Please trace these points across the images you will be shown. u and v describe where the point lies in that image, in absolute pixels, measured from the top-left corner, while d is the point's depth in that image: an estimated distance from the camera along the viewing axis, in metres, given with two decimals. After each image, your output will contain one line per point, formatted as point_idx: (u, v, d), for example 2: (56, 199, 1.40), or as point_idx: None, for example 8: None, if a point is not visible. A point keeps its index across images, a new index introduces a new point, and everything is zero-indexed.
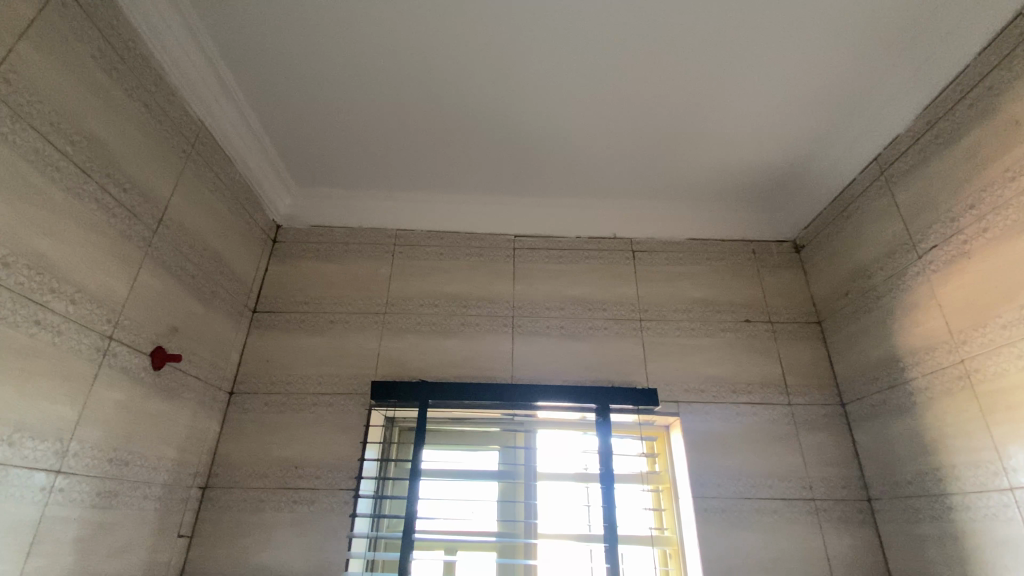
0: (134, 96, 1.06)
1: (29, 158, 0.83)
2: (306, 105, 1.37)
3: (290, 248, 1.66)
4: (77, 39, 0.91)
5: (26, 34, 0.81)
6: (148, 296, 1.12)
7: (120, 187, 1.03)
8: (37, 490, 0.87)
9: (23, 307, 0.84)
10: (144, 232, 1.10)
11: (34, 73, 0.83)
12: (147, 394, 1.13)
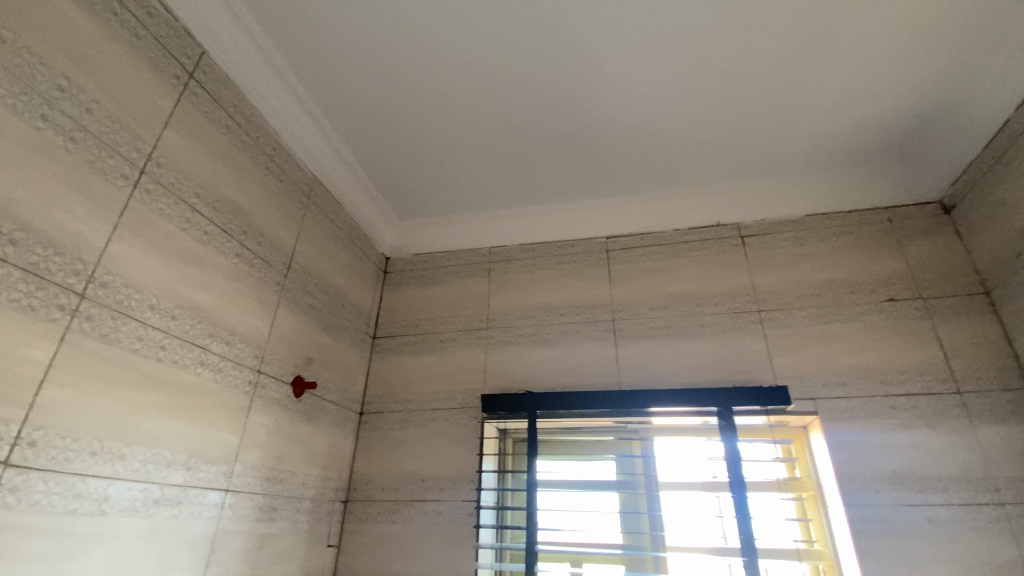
0: (258, 161, 1.23)
1: (182, 226, 0.99)
2: (394, 145, 1.47)
3: (399, 276, 1.79)
4: (209, 121, 1.08)
5: (169, 125, 0.98)
6: (285, 332, 1.28)
7: (255, 241, 1.19)
8: (212, 506, 1.02)
9: (190, 351, 1.00)
10: (277, 277, 1.26)
11: (179, 156, 0.99)
12: (292, 419, 1.28)
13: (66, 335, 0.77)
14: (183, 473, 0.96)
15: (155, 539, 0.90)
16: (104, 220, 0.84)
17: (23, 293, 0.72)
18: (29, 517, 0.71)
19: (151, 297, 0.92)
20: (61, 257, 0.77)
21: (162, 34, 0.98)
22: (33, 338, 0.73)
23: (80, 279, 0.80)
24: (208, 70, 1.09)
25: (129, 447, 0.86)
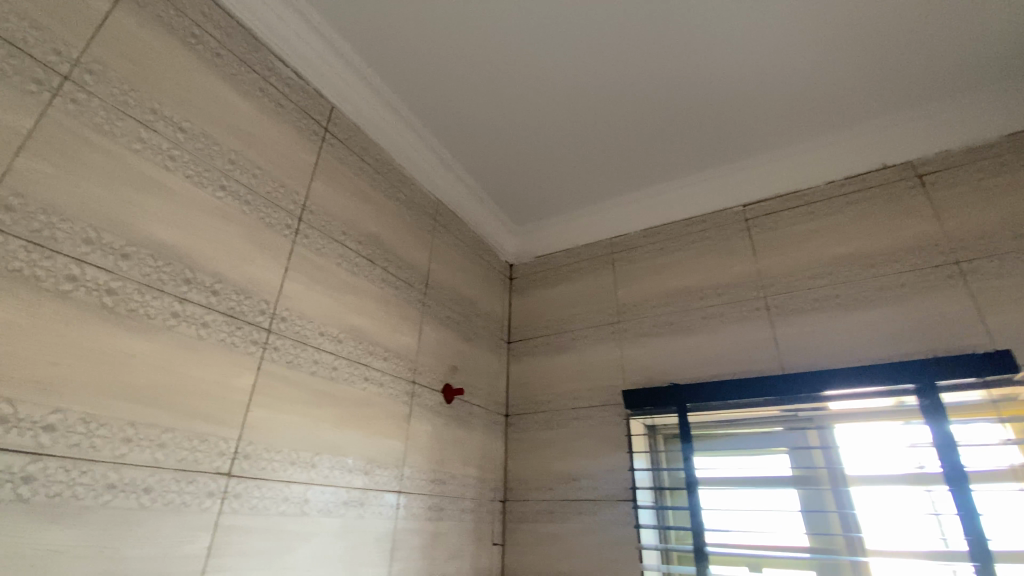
0: (388, 193, 1.34)
1: (336, 261, 1.13)
2: (506, 154, 1.51)
3: (525, 280, 1.82)
4: (345, 165, 1.21)
5: (315, 176, 1.12)
6: (430, 345, 1.37)
7: (395, 265, 1.31)
8: (388, 507, 1.13)
9: (355, 369, 1.12)
10: (417, 295, 1.36)
11: (325, 200, 1.13)
12: (446, 425, 1.37)
13: (261, 364, 0.92)
14: (362, 478, 1.08)
15: (347, 537, 1.02)
16: (277, 264, 0.99)
17: (227, 332, 0.87)
18: (252, 518, 0.86)
19: (320, 326, 1.06)
20: (250, 300, 0.92)
21: (299, 98, 1.12)
22: (238, 369, 0.88)
23: (265, 316, 0.94)
24: (339, 121, 1.22)
25: (318, 457, 1.00)
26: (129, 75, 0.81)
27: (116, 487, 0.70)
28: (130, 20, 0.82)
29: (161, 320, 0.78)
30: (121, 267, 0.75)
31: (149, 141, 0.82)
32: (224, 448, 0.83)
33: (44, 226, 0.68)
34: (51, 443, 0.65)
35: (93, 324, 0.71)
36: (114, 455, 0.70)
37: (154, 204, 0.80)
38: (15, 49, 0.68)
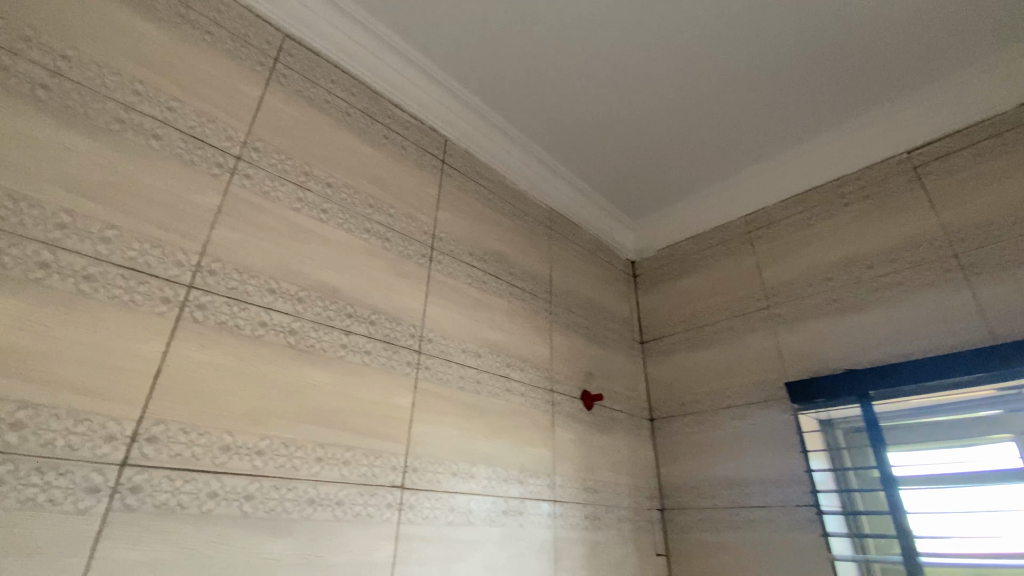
0: (505, 209, 1.38)
1: (468, 280, 1.19)
2: (616, 151, 1.47)
3: (651, 276, 1.75)
4: (463, 190, 1.28)
5: (439, 205, 1.20)
6: (563, 353, 1.38)
7: (520, 278, 1.34)
8: (546, 515, 1.14)
9: (497, 382, 1.16)
10: (544, 305, 1.38)
11: (450, 226, 1.20)
12: (590, 432, 1.35)
13: (417, 384, 1.00)
14: (518, 487, 1.11)
15: (512, 545, 1.05)
16: (418, 291, 1.07)
17: (386, 357, 0.96)
18: (427, 527, 0.92)
19: (461, 344, 1.11)
20: (400, 326, 1.01)
21: (416, 136, 1.21)
22: (399, 389, 0.96)
23: (415, 339, 1.02)
24: (453, 150, 1.30)
25: (476, 467, 1.04)
26: (283, 146, 0.94)
27: (315, 502, 0.80)
28: (278, 99, 0.96)
29: (332, 351, 0.89)
30: (297, 309, 0.86)
31: (304, 198, 0.94)
32: (395, 462, 0.91)
33: (238, 283, 0.81)
34: (263, 466, 0.76)
35: (283, 360, 0.82)
36: (310, 474, 0.80)
37: (315, 252, 0.92)
38: (202, 143, 0.83)
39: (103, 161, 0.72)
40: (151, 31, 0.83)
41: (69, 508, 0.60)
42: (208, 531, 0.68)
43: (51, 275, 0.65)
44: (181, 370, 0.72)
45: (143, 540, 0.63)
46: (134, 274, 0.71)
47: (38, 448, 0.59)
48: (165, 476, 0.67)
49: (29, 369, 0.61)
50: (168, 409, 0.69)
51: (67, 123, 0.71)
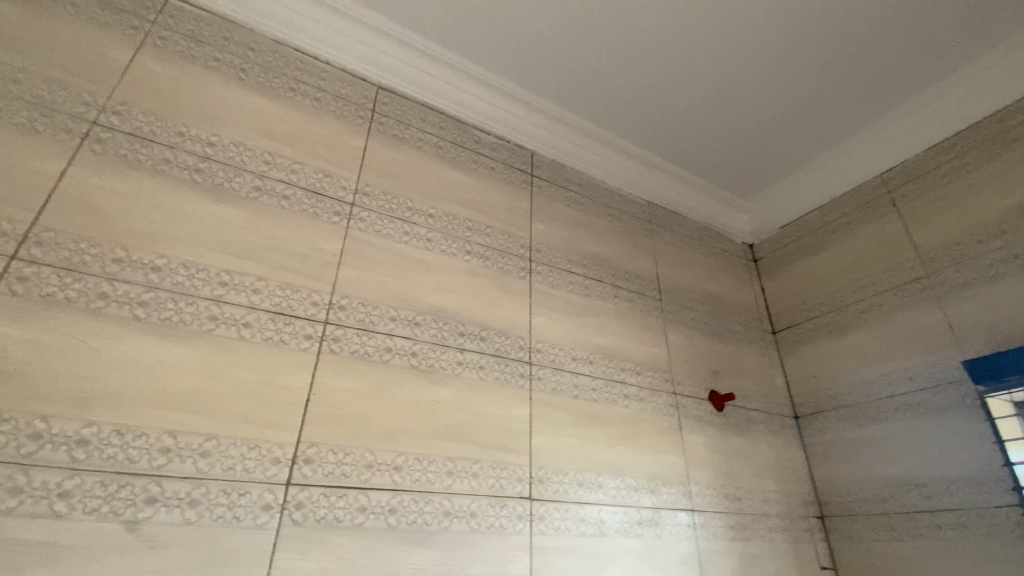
0: (601, 212, 1.36)
1: (571, 288, 1.19)
2: (714, 130, 1.38)
3: (774, 260, 1.59)
4: (556, 200, 1.29)
5: (535, 218, 1.22)
6: (683, 352, 1.30)
7: (626, 279, 1.30)
8: (685, 526, 1.08)
9: (614, 388, 1.13)
10: (655, 304, 1.32)
11: (547, 236, 1.21)
12: (724, 434, 1.25)
13: (533, 394, 1.01)
14: (650, 496, 1.06)
15: (651, 558, 1.00)
16: (523, 304, 1.09)
17: (500, 370, 0.99)
18: (560, 539, 0.92)
19: (572, 352, 1.11)
20: (510, 339, 1.03)
21: (505, 154, 1.25)
22: (516, 402, 0.98)
23: (525, 351, 1.04)
24: (542, 162, 1.32)
25: (603, 477, 1.02)
26: (387, 186, 1.03)
27: (451, 514, 0.84)
28: (379, 145, 1.06)
29: (450, 369, 0.94)
30: (415, 333, 0.93)
31: (411, 230, 1.01)
32: (520, 474, 0.93)
33: (364, 315, 0.89)
34: (402, 480, 0.82)
35: (408, 382, 0.88)
36: (444, 487, 0.85)
37: (425, 278, 0.98)
38: (321, 196, 0.94)
39: (247, 224, 0.85)
40: (272, 107, 0.96)
41: (250, 523, 0.69)
42: (362, 543, 0.75)
43: (219, 326, 0.77)
44: (325, 398, 0.81)
45: (309, 551, 0.71)
46: (280, 317, 0.82)
47: (223, 472, 0.70)
48: (322, 493, 0.75)
49: (210, 405, 0.72)
50: (318, 433, 0.78)
51: (218, 196, 0.84)
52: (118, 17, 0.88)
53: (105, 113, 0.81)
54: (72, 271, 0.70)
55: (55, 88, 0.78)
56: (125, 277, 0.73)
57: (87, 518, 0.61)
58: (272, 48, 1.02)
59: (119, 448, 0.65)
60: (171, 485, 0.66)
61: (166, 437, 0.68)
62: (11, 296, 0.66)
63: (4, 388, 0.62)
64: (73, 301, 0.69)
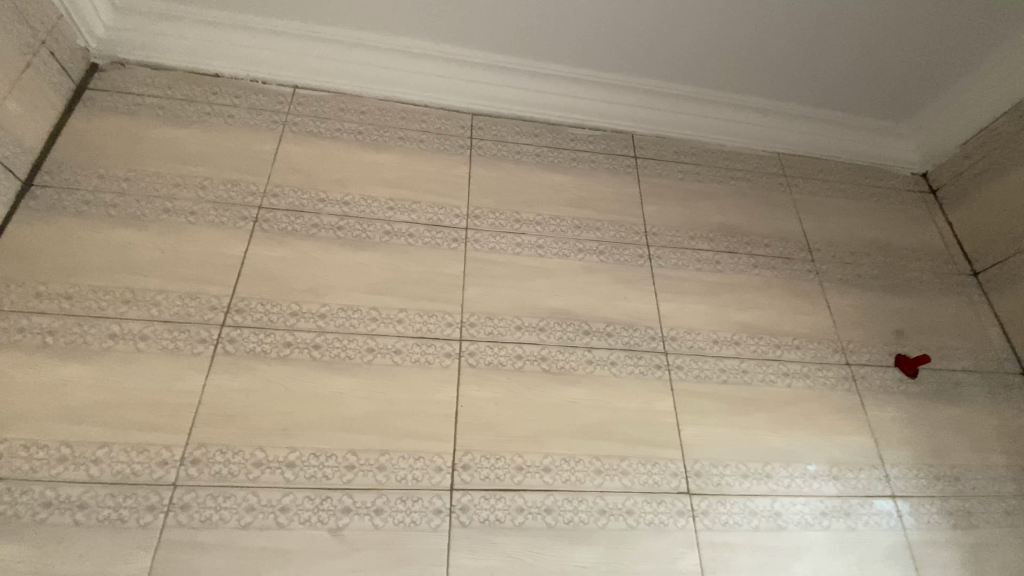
0: (722, 178, 1.25)
1: (699, 267, 1.11)
2: (847, 55, 1.18)
3: (960, 186, 1.29)
4: (668, 178, 1.22)
5: (648, 202, 1.17)
6: (850, 315, 1.13)
7: (764, 245, 1.18)
8: (886, 514, 0.93)
9: (769, 367, 1.03)
10: (805, 266, 1.17)
11: (663, 218, 1.15)
12: (924, 404, 1.05)
13: (674, 385, 0.97)
14: (834, 483, 0.94)
15: (847, 552, 0.88)
16: (648, 293, 1.05)
17: (634, 364, 0.97)
18: (730, 534, 0.86)
19: (712, 334, 1.03)
20: (639, 331, 1.01)
21: (604, 145, 1.23)
22: (657, 394, 0.95)
23: (658, 341, 1.00)
24: (645, 142, 1.26)
25: (771, 466, 0.93)
26: (494, 204, 1.08)
27: (607, 511, 0.84)
28: (482, 167, 1.12)
29: (583, 369, 0.94)
30: (543, 337, 0.96)
31: (523, 241, 1.05)
32: (675, 468, 0.89)
33: (492, 328, 0.95)
34: (553, 481, 0.84)
35: (543, 386, 0.91)
36: (595, 485, 0.85)
37: (544, 284, 1.01)
38: (439, 227, 1.03)
39: (383, 264, 0.97)
40: (386, 158, 1.08)
41: (426, 526, 0.78)
42: (525, 542, 0.79)
43: (375, 355, 0.88)
44: (471, 408, 0.87)
45: (480, 550, 0.77)
46: (422, 340, 0.91)
47: (398, 482, 0.80)
48: (482, 496, 0.81)
49: (379, 425, 0.83)
50: (470, 441, 0.85)
51: (357, 245, 0.97)
52: (263, 117, 1.07)
53: (266, 197, 0.99)
54: (264, 328, 0.87)
55: (231, 186, 0.98)
56: (300, 327, 0.88)
57: (303, 527, 0.75)
58: (378, 105, 1.14)
59: (317, 468, 0.78)
60: (359, 496, 0.78)
61: (350, 455, 0.80)
62: (227, 355, 0.84)
63: (232, 427, 0.79)
64: (268, 352, 0.85)
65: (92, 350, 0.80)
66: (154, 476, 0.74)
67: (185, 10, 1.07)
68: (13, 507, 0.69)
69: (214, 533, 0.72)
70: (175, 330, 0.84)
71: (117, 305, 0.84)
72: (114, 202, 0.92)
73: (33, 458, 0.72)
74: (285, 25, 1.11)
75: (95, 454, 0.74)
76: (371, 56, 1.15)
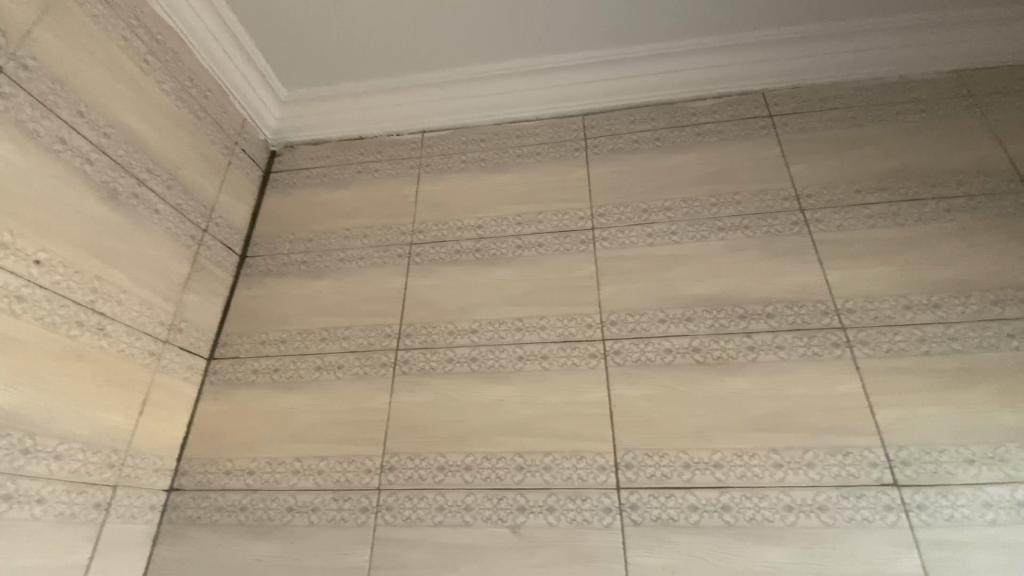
0: (884, 116, 1.08)
1: (870, 224, 0.96)
2: None
3: None
4: (813, 131, 1.09)
5: (792, 162, 1.05)
6: None
7: (955, 184, 0.98)
8: None
9: (987, 328, 0.84)
10: (1020, 198, 0.95)
11: (814, 177, 1.03)
12: None
13: (858, 363, 0.85)
14: None
15: None
16: (809, 263, 0.94)
17: (804, 345, 0.87)
18: (962, 532, 0.72)
19: (899, 299, 0.89)
20: (804, 307, 0.91)
21: (731, 112, 1.14)
22: (838, 375, 0.84)
23: (830, 315, 0.89)
24: (780, 99, 1.14)
25: (1008, 448, 0.76)
26: (619, 199, 1.07)
27: (794, 508, 0.77)
28: (601, 165, 1.12)
29: (743, 356, 0.88)
30: (692, 328, 0.91)
31: (654, 231, 1.02)
32: (873, 456, 0.78)
33: (635, 323, 0.94)
34: (726, 477, 0.80)
35: (699, 377, 0.87)
36: (776, 480, 0.79)
37: (685, 271, 0.97)
38: (567, 232, 1.05)
39: (520, 277, 1.02)
40: (509, 177, 1.14)
41: (598, 524, 0.79)
42: (704, 540, 0.76)
43: (525, 362, 0.93)
44: (626, 406, 0.87)
45: (656, 548, 0.76)
46: (567, 344, 0.94)
47: (565, 482, 0.83)
48: (651, 494, 0.80)
49: (539, 428, 0.87)
50: (630, 439, 0.84)
51: (495, 263, 1.04)
52: (401, 164, 1.21)
53: (414, 234, 1.11)
54: (429, 348, 0.98)
55: (385, 230, 1.13)
56: (458, 343, 0.97)
57: (486, 524, 0.81)
58: (495, 129, 1.22)
59: (490, 470, 0.85)
60: (531, 496, 0.82)
61: (518, 457, 0.86)
62: (403, 374, 0.96)
63: (416, 437, 0.90)
64: (435, 369, 0.96)
65: (304, 382, 0.98)
66: (362, 482, 0.87)
67: (329, 89, 1.26)
68: (268, 511, 0.88)
69: (414, 531, 0.83)
70: (361, 358, 0.99)
71: (316, 343, 1.02)
72: (303, 260, 1.12)
73: (277, 472, 0.91)
74: (407, 79, 1.24)
75: (318, 466, 0.90)
76: (483, 86, 1.23)
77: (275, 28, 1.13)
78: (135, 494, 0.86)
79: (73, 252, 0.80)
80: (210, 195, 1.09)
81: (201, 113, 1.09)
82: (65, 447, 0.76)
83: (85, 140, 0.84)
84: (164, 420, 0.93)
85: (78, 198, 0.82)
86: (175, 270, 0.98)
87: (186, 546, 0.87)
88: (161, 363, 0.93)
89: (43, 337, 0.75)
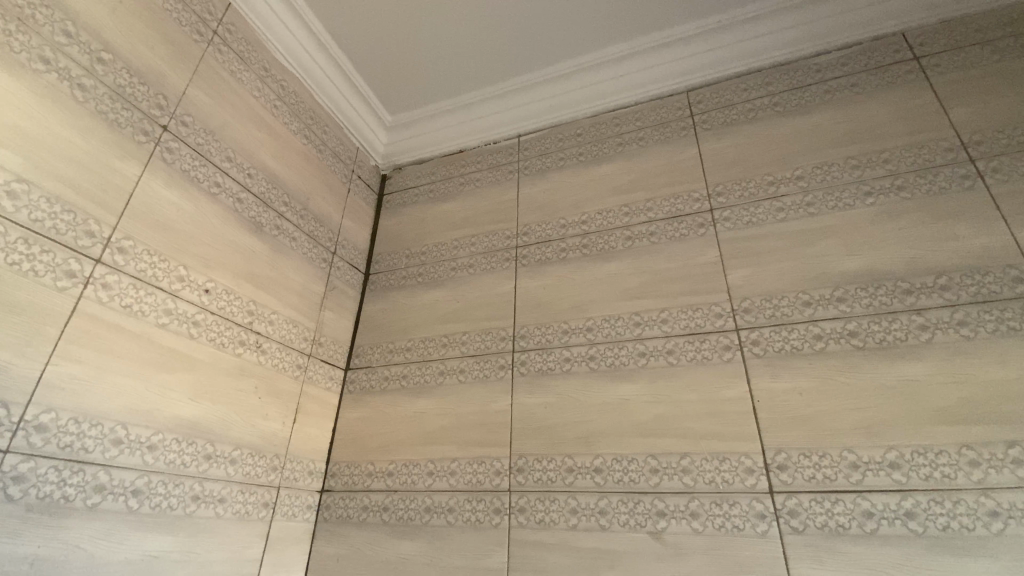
0: None
1: None
2: None
3: None
4: (975, 67, 0.92)
5: (951, 107, 0.89)
6: None
7: None
8: None
9: None
10: None
11: (983, 120, 0.86)
12: None
13: None
14: None
15: None
16: (991, 221, 0.79)
17: (996, 320, 0.73)
18: None
19: None
20: (989, 273, 0.76)
21: (865, 61, 1.00)
22: None
23: None
24: (926, 37, 0.98)
25: None
26: (738, 175, 0.98)
27: (1001, 514, 0.64)
28: (713, 142, 1.04)
29: (914, 338, 0.75)
30: (845, 309, 0.80)
31: (785, 205, 0.92)
32: None
33: (773, 309, 0.85)
34: (907, 479, 0.68)
35: (860, 365, 0.76)
36: (974, 481, 0.66)
37: (828, 247, 0.86)
38: (682, 217, 0.99)
39: (634, 269, 0.97)
40: (613, 168, 1.10)
41: (752, 532, 0.72)
42: (885, 552, 0.66)
43: (649, 358, 0.88)
44: (771, 401, 0.79)
45: (826, 560, 0.67)
46: (694, 336, 0.87)
47: (708, 485, 0.76)
48: (812, 498, 0.71)
49: (672, 427, 0.82)
50: (779, 437, 0.76)
51: (606, 257, 1.01)
52: (501, 170, 1.23)
53: (519, 237, 1.12)
54: (546, 349, 0.97)
55: (492, 235, 1.14)
56: (574, 342, 0.95)
57: (624, 529, 0.78)
58: (592, 122, 1.19)
59: (623, 472, 0.82)
60: (671, 499, 0.77)
61: (651, 459, 0.81)
62: (523, 376, 0.96)
63: (542, 438, 0.89)
64: (553, 369, 0.94)
65: (429, 387, 1.02)
66: (494, 484, 0.88)
67: (430, 108, 1.33)
68: (408, 511, 0.92)
69: (550, 533, 0.82)
70: (480, 362, 1.00)
71: (437, 350, 1.05)
72: (418, 272, 1.17)
73: (413, 473, 0.95)
74: (502, 87, 1.26)
75: (450, 467, 0.93)
76: (577, 81, 1.21)
77: (379, 59, 1.21)
78: (295, 494, 0.95)
79: (233, 280, 0.91)
80: (335, 221, 1.18)
81: (323, 148, 1.20)
82: (238, 452, 0.86)
83: (235, 181, 0.95)
84: (313, 426, 1.02)
85: (233, 233, 0.93)
86: (312, 290, 1.08)
87: (340, 543, 0.94)
88: (307, 374, 1.02)
89: (215, 355, 0.85)
